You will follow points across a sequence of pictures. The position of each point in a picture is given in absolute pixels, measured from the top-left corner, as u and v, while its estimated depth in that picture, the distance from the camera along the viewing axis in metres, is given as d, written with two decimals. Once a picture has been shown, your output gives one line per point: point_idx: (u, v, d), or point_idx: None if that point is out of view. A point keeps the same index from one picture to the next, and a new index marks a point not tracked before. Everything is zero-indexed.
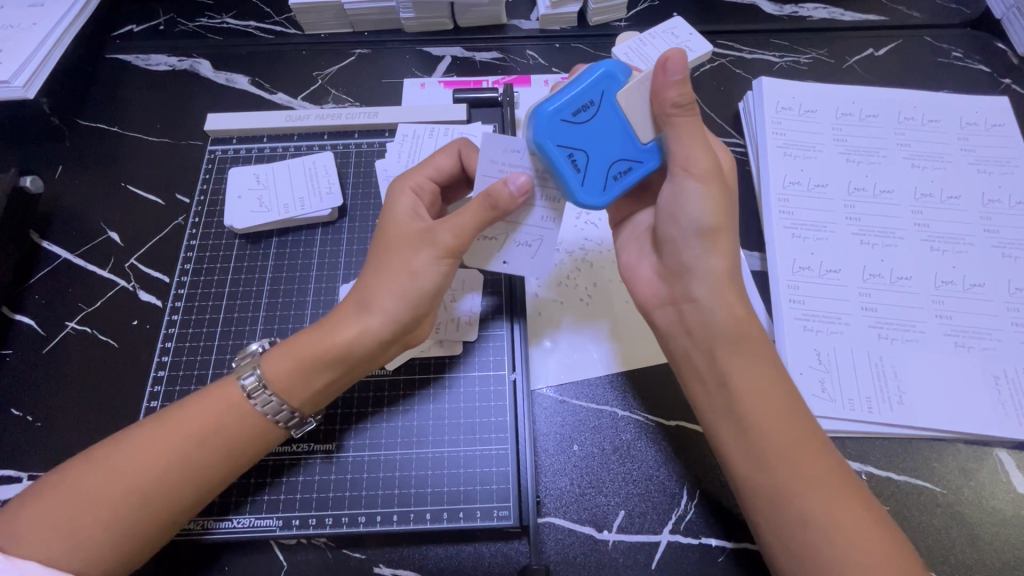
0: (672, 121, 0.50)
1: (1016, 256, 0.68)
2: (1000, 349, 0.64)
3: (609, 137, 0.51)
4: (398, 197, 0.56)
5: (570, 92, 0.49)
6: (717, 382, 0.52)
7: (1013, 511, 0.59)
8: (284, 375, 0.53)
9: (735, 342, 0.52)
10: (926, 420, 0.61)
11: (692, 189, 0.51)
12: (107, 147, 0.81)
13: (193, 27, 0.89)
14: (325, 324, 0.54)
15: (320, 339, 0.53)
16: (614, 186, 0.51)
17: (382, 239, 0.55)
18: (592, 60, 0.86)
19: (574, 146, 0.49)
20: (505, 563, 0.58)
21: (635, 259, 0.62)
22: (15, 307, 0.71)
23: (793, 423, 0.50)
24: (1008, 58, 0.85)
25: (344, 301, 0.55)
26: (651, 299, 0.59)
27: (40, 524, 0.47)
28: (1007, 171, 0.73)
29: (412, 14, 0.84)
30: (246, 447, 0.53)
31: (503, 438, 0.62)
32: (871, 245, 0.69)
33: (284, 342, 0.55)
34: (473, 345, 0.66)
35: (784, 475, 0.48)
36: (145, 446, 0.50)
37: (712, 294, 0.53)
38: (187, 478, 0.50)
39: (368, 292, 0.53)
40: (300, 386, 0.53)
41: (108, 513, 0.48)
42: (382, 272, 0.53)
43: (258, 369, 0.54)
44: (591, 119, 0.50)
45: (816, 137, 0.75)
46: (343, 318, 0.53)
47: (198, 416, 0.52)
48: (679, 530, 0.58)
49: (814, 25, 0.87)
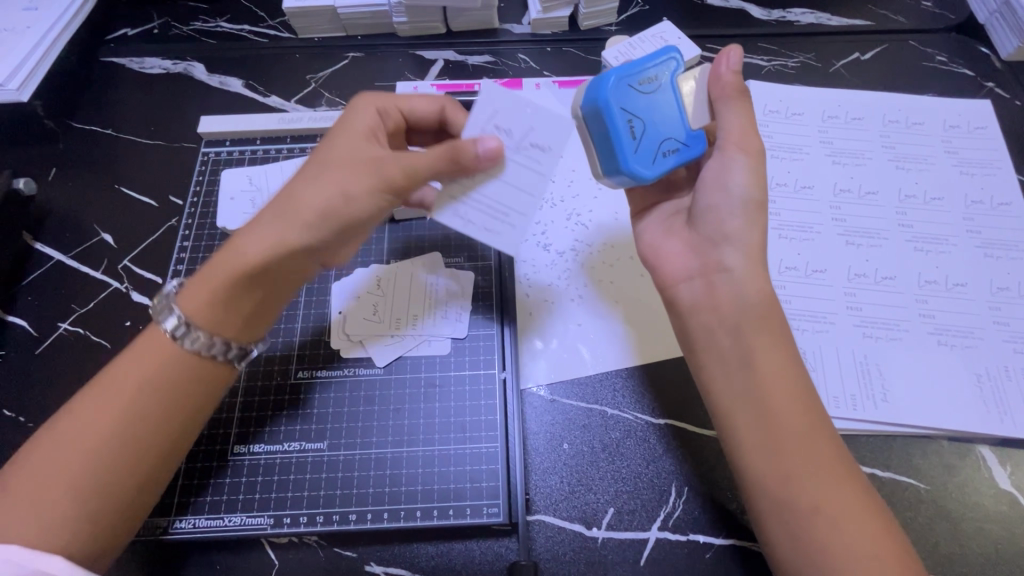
0: (730, 102, 0.56)
1: (1000, 256, 0.69)
2: (981, 347, 0.65)
3: (665, 114, 0.56)
4: (360, 109, 0.58)
5: (639, 64, 0.55)
6: (739, 358, 0.53)
7: (996, 507, 0.60)
8: (204, 303, 0.51)
9: (761, 315, 0.53)
10: (908, 417, 0.62)
11: (739, 163, 0.55)
12: (100, 149, 0.82)
13: (187, 30, 0.89)
14: (236, 242, 0.52)
15: (228, 259, 0.51)
16: (663, 161, 0.55)
17: (320, 155, 0.54)
18: (583, 64, 0.87)
19: (634, 114, 0.54)
20: (496, 560, 0.58)
21: (660, 238, 0.63)
22: (8, 309, 0.71)
23: (804, 401, 0.51)
24: (992, 62, 0.87)
25: (263, 211, 0.53)
26: (677, 273, 0.59)
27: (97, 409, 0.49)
28: (989, 173, 0.75)
29: (405, 18, 0.85)
30: (194, 390, 0.52)
31: (493, 436, 0.63)
32: (857, 245, 0.70)
33: (199, 274, 0.53)
34: (463, 343, 0.67)
35: (797, 459, 0.49)
36: (79, 422, 0.49)
37: (747, 264, 0.55)
38: (132, 437, 0.49)
39: (290, 202, 0.52)
40: (222, 313, 0.52)
41: (63, 500, 0.46)
42: (313, 190, 0.52)
43: (179, 311, 0.52)
44: (654, 92, 0.55)
45: (803, 139, 0.76)
46: (260, 231, 0.51)
47: (132, 371, 0.51)
48: (668, 527, 0.59)
49: (801, 29, 0.89)
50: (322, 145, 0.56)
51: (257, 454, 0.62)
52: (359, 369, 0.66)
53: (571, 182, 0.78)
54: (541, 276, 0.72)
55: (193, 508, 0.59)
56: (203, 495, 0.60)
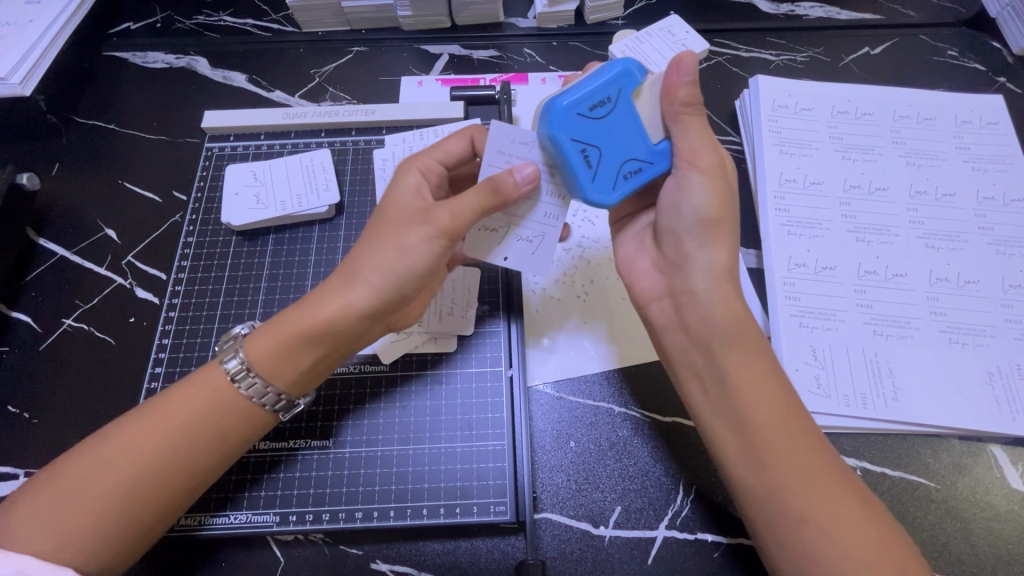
0: (680, 119, 0.51)
1: (1012, 253, 0.69)
2: (993, 345, 0.64)
3: (621, 137, 0.51)
4: (404, 174, 0.57)
5: (589, 86, 0.49)
6: (714, 376, 0.52)
7: (1007, 506, 0.59)
8: (267, 355, 0.52)
9: (732, 335, 0.52)
10: (920, 416, 0.61)
11: (694, 182, 0.52)
12: (104, 143, 0.81)
13: (190, 24, 0.89)
14: (306, 303, 0.53)
15: (305, 317, 0.52)
16: (625, 185, 0.51)
17: (381, 214, 0.55)
18: (590, 59, 0.86)
19: (589, 143, 0.50)
20: (501, 559, 0.58)
21: (633, 253, 0.62)
22: (12, 304, 0.71)
23: (789, 415, 0.50)
24: (1003, 56, 0.86)
25: (330, 275, 0.54)
26: (648, 291, 0.59)
27: (135, 431, 0.49)
28: (1002, 168, 0.74)
29: (410, 12, 0.84)
30: (235, 429, 0.52)
31: (500, 433, 0.62)
32: (866, 242, 0.69)
33: (267, 323, 0.54)
34: (470, 339, 0.67)
35: (783, 475, 0.48)
36: (126, 442, 0.49)
37: (711, 286, 0.53)
38: (176, 465, 0.49)
39: (355, 266, 0.52)
40: (285, 366, 0.52)
41: (85, 522, 0.46)
42: (374, 251, 0.52)
43: (245, 361, 0.52)
44: (608, 112, 0.50)
45: (813, 134, 0.75)
46: (328, 292, 0.52)
47: (183, 401, 0.51)
48: (676, 526, 0.58)
49: (810, 24, 0.88)
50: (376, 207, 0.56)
51: (263, 451, 0.61)
52: (366, 365, 0.65)
53: None
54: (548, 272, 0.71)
55: (201, 506, 0.59)
56: (211, 493, 0.60)
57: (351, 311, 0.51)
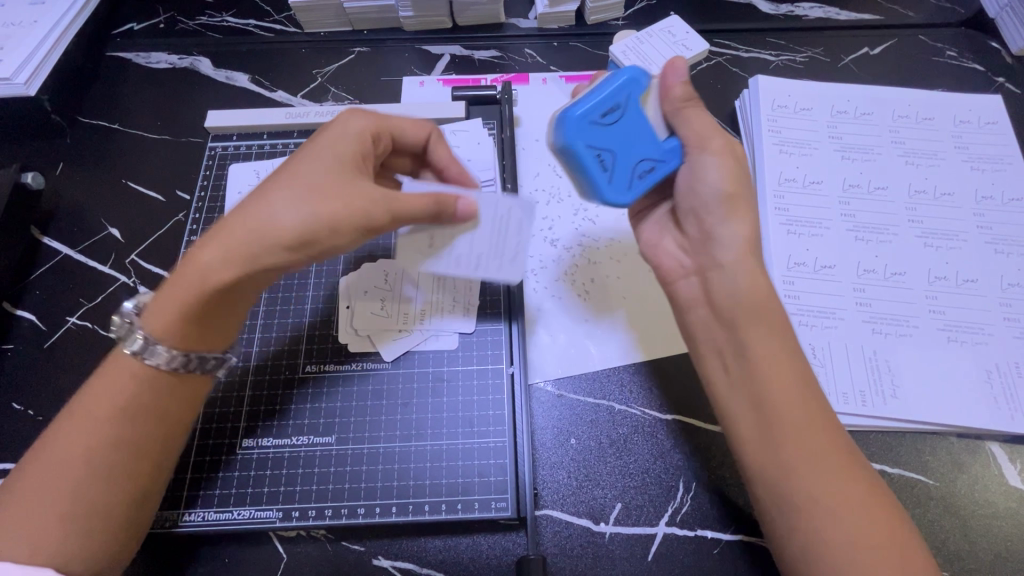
0: (684, 113, 0.56)
1: (1010, 252, 0.69)
2: (991, 344, 0.65)
3: (632, 139, 0.55)
4: (339, 142, 0.55)
5: (599, 96, 0.54)
6: (736, 351, 0.53)
7: (1005, 504, 0.60)
8: (165, 323, 0.50)
9: (758, 309, 0.53)
10: (918, 413, 0.61)
11: (708, 164, 0.55)
12: (107, 142, 0.82)
13: (193, 25, 0.89)
14: (197, 263, 0.49)
15: (198, 280, 0.49)
16: (638, 185, 0.55)
17: (298, 175, 0.51)
18: (591, 59, 0.86)
19: (603, 147, 0.54)
20: (504, 554, 0.58)
21: (656, 237, 0.63)
22: (16, 302, 0.71)
23: (808, 392, 0.50)
24: (1002, 57, 0.86)
25: (223, 228, 0.50)
26: (673, 270, 0.61)
27: (71, 433, 0.49)
28: (1000, 168, 0.74)
29: (411, 12, 0.85)
30: (170, 402, 0.52)
31: (502, 430, 0.63)
32: (865, 241, 0.70)
33: (165, 287, 0.51)
34: (471, 337, 0.67)
35: (799, 449, 0.48)
36: (65, 442, 0.48)
37: (737, 259, 0.55)
38: (119, 450, 0.49)
39: (256, 225, 0.49)
40: (182, 329, 0.50)
41: (48, 525, 0.46)
42: (279, 199, 0.50)
43: (142, 330, 0.50)
44: (618, 119, 0.54)
45: (812, 134, 0.76)
46: (220, 258, 0.49)
47: (111, 391, 0.50)
48: (676, 522, 0.59)
49: (809, 24, 0.88)
50: (294, 164, 0.53)
51: (266, 448, 0.62)
52: (367, 363, 0.66)
53: None
54: (550, 271, 0.72)
55: (205, 501, 0.60)
56: (200, 490, 0.60)
57: (249, 259, 0.49)
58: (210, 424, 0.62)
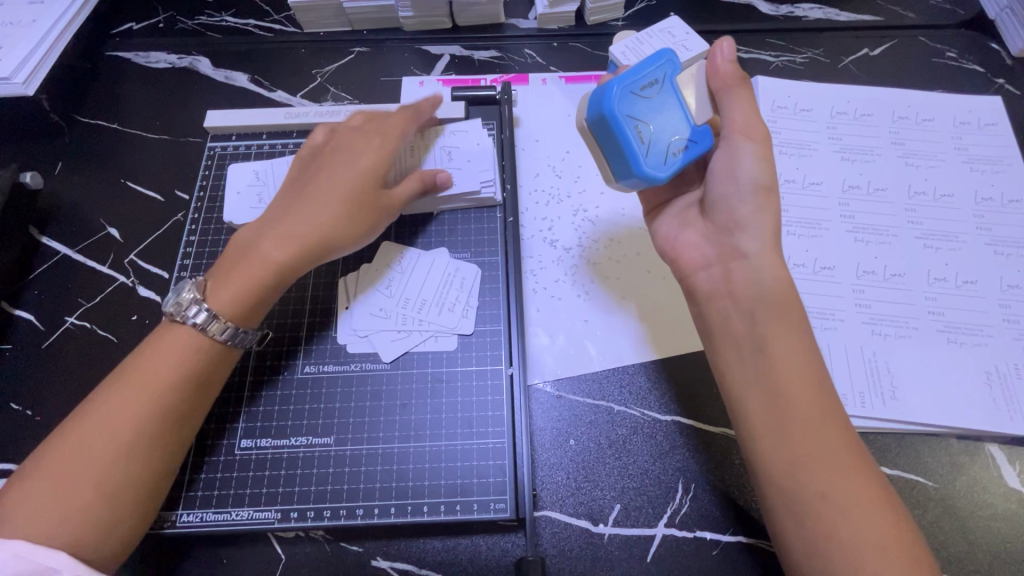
0: (728, 93, 0.57)
1: (1009, 253, 0.69)
2: (990, 345, 0.65)
3: (670, 116, 0.56)
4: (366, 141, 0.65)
5: (639, 71, 0.55)
6: (754, 343, 0.52)
7: (1004, 505, 0.60)
8: (228, 301, 0.56)
9: (778, 302, 0.53)
10: (917, 415, 0.61)
11: (745, 150, 0.56)
12: (107, 142, 0.82)
13: (192, 24, 0.89)
14: (266, 250, 0.58)
15: (265, 265, 0.58)
16: (675, 160, 0.55)
17: (345, 177, 0.62)
18: (590, 60, 0.86)
19: (640, 119, 0.54)
20: (502, 556, 0.58)
21: (675, 231, 0.62)
22: (14, 302, 0.71)
23: (819, 390, 0.50)
24: (1002, 58, 0.86)
25: (290, 221, 0.60)
26: (694, 262, 0.59)
27: (117, 402, 0.51)
28: (1000, 170, 0.74)
29: (411, 12, 0.84)
30: (206, 371, 0.55)
31: (501, 431, 0.62)
32: (866, 243, 0.70)
33: (228, 272, 0.58)
34: (470, 338, 0.67)
35: (807, 445, 0.48)
36: (112, 409, 0.51)
37: (763, 250, 0.55)
38: (163, 418, 0.52)
39: (322, 219, 0.60)
40: (243, 307, 0.57)
41: (94, 491, 0.48)
42: (322, 209, 0.60)
43: (205, 304, 0.56)
44: (654, 95, 0.56)
45: (812, 135, 0.76)
46: (289, 246, 0.59)
47: (157, 361, 0.53)
48: (675, 524, 0.59)
49: (809, 25, 0.88)
50: (337, 167, 0.62)
51: (265, 448, 0.62)
52: (366, 364, 0.65)
53: (577, 179, 0.78)
54: (550, 271, 0.72)
55: (202, 502, 0.59)
56: (197, 491, 0.60)
57: (306, 248, 0.59)
58: (208, 423, 0.62)
